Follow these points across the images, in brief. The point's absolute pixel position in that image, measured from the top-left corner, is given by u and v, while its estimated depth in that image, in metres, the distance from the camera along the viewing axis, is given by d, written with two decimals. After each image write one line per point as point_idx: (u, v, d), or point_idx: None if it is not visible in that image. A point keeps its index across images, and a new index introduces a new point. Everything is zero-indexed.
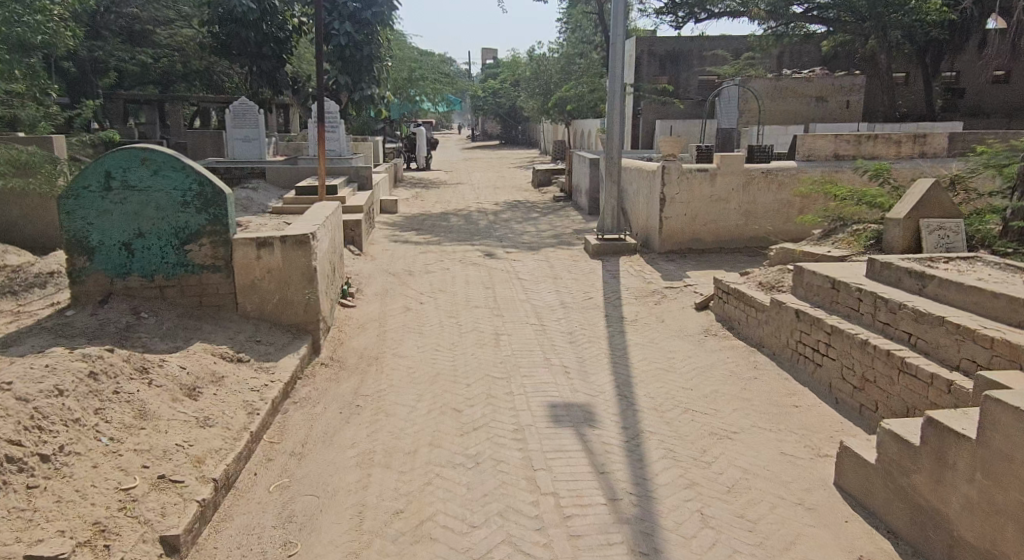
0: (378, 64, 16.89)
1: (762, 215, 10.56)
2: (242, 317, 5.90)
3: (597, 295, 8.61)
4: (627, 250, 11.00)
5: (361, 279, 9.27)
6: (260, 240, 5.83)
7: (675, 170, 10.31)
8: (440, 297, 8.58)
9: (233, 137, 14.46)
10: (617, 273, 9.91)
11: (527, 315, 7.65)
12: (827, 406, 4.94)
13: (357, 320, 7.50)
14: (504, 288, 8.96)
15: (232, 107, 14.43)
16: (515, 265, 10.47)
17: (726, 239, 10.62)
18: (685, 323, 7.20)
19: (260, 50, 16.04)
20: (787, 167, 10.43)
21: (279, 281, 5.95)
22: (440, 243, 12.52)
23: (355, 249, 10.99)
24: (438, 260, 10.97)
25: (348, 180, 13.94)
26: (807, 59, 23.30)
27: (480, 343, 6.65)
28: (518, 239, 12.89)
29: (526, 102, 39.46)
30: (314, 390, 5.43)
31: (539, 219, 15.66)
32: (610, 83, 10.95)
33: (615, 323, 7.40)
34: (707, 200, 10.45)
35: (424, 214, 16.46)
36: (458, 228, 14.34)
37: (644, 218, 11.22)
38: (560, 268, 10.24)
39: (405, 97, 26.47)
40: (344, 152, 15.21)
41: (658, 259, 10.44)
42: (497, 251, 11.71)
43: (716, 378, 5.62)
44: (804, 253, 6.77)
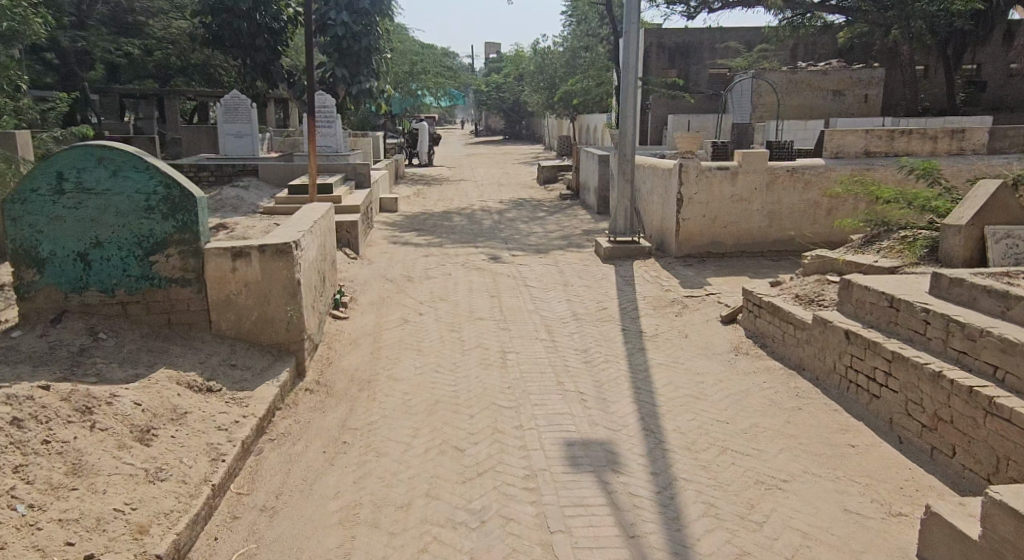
0: (377, 56, 16.19)
1: (786, 216, 9.85)
2: (216, 337, 5.21)
3: (612, 305, 7.94)
4: (641, 254, 10.32)
5: (356, 287, 8.60)
6: (235, 249, 5.15)
7: (693, 168, 9.61)
8: (441, 307, 7.90)
9: (225, 132, 13.78)
10: (631, 279, 9.23)
11: (536, 328, 6.97)
12: (890, 447, 4.25)
13: (349, 335, 6.82)
14: (510, 297, 8.29)
15: (223, 101, 13.57)
16: (521, 271, 9.79)
17: (748, 242, 9.92)
18: (710, 340, 6.52)
19: (253, 42, 15.34)
20: (814, 164, 9.71)
21: (259, 296, 5.25)
22: (442, 245, 11.85)
23: (351, 253, 10.33)
24: (439, 264, 10.30)
25: (345, 178, 13.27)
26: (821, 51, 22.65)
27: (485, 363, 5.97)
28: (524, 241, 12.21)
29: (530, 96, 38.78)
30: (296, 423, 4.75)
31: (546, 218, 14.98)
32: (623, 76, 10.22)
33: (632, 338, 6.72)
34: (727, 200, 9.74)
35: (426, 214, 15.80)
36: (461, 229, 13.66)
37: (659, 219, 10.52)
38: (570, 274, 9.56)
39: (407, 91, 25.79)
40: (342, 148, 14.51)
41: (675, 265, 9.74)
42: (502, 254, 11.04)
43: (754, 409, 4.93)
44: (847, 263, 6.07)
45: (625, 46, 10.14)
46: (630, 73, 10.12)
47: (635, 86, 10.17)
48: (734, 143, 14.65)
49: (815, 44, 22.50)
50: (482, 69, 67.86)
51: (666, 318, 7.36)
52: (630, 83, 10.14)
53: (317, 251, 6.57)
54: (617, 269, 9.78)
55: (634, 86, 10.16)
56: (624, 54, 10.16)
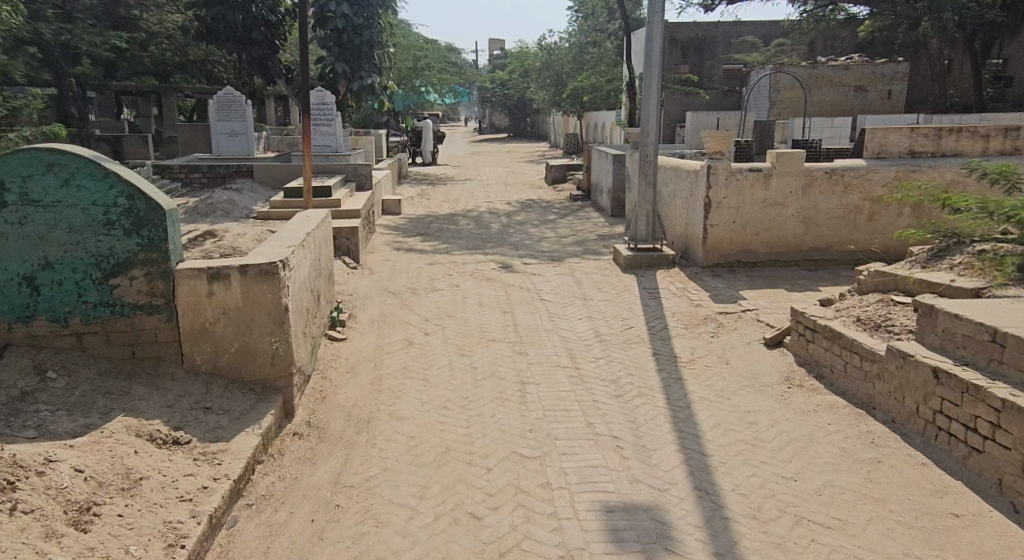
0: (379, 51, 15.42)
1: (825, 223, 9.10)
2: (189, 373, 4.44)
3: (638, 323, 7.19)
4: (663, 263, 9.57)
5: (357, 301, 7.88)
6: (212, 270, 4.39)
7: (723, 169, 8.89)
8: (448, 326, 7.13)
9: (218, 131, 12.99)
10: (656, 291, 8.49)
11: (557, 353, 6.19)
12: (1003, 518, 3.50)
13: (347, 360, 6.05)
14: (525, 313, 7.55)
15: (217, 97, 12.75)
16: (536, 282, 9.02)
17: (782, 251, 9.17)
18: (756, 369, 5.73)
19: (249, 36, 14.57)
20: (856, 166, 8.99)
21: (240, 324, 4.48)
22: (449, 252, 11.13)
23: (351, 262, 9.61)
24: (446, 273, 9.59)
25: (345, 180, 12.51)
26: (840, 45, 22.18)
27: (502, 398, 5.20)
28: (536, 247, 11.44)
29: (535, 93, 38.01)
30: (281, 479, 4.00)
31: (557, 221, 14.26)
32: (644, 71, 9.47)
33: (666, 365, 5.94)
34: (760, 205, 9.01)
35: (431, 216, 15.08)
36: (468, 233, 12.93)
37: (683, 225, 9.77)
38: (589, 286, 8.79)
39: (410, 88, 25.10)
40: (341, 148, 13.74)
41: (703, 276, 8.98)
42: (513, 261, 10.31)
43: (824, 460, 4.17)
44: (917, 283, 5.30)
45: (647, 38, 9.39)
46: (652, 68, 9.38)
47: (658, 82, 9.43)
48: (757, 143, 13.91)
49: (834, 38, 22.03)
50: (486, 66, 67.10)
51: (701, 340, 6.58)
52: (653, 78, 9.40)
53: (311, 267, 5.82)
54: (639, 280, 9.01)
55: (657, 82, 9.42)
56: (646, 47, 9.40)
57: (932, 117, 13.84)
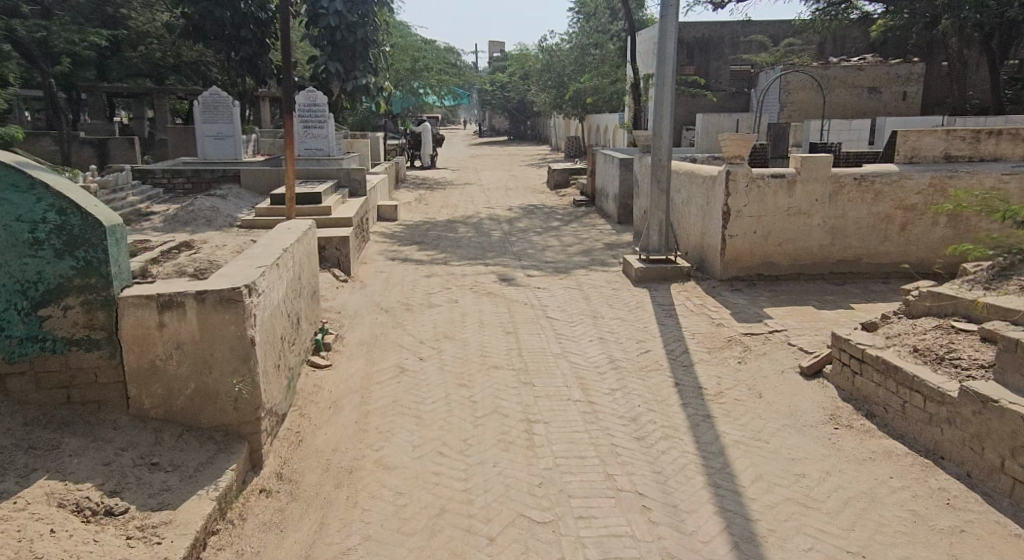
0: (374, 51, 14.76)
1: (853, 232, 8.45)
2: (135, 421, 3.73)
3: (655, 346, 6.50)
4: (678, 275, 8.90)
5: (345, 320, 7.21)
6: (163, 297, 3.70)
7: (743, 175, 8.24)
8: (444, 348, 6.46)
9: (203, 133, 12.29)
10: (671, 307, 7.82)
11: (567, 383, 5.51)
12: None
13: (329, 393, 5.35)
14: (529, 333, 6.87)
15: (202, 98, 12.09)
16: (541, 297, 8.33)
17: (806, 263, 8.52)
18: (794, 404, 5.04)
19: (237, 34, 13.87)
20: (887, 171, 8.33)
21: (197, 361, 3.78)
22: (447, 262, 10.47)
23: (341, 274, 8.95)
24: (444, 286, 8.92)
25: (338, 185, 11.83)
26: (852, 45, 21.54)
27: (507, 441, 4.52)
28: (539, 257, 10.77)
29: (536, 96, 37.39)
30: (242, 555, 3.33)
31: (561, 228, 13.60)
32: (657, 71, 8.79)
33: (691, 398, 5.24)
34: (782, 214, 8.37)
35: (429, 223, 14.43)
36: (468, 241, 12.27)
37: (699, 235, 9.12)
38: (598, 302, 8.10)
39: (408, 89, 24.45)
40: (334, 150, 13.04)
41: (722, 292, 8.30)
42: (516, 273, 9.63)
43: (890, 527, 3.51)
44: (986, 308, 4.64)
45: (660, 35, 8.71)
46: (665, 67, 8.70)
47: (672, 82, 8.75)
48: (772, 145, 13.27)
49: (845, 38, 21.46)
50: (486, 68, 66.53)
51: (726, 367, 5.88)
52: (666, 79, 8.73)
53: (289, 287, 5.13)
54: (652, 295, 8.33)
55: (671, 82, 8.74)
56: (659, 44, 8.72)
57: (956, 119, 13.23)
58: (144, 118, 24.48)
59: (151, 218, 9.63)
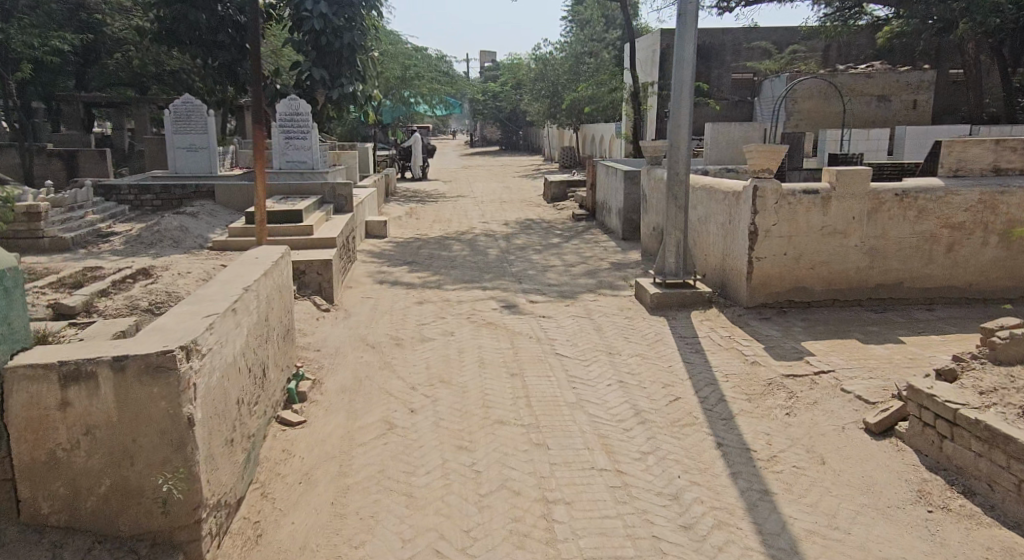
0: (361, 56, 13.87)
1: (893, 254, 7.59)
2: (27, 533, 2.80)
3: (684, 391, 5.60)
4: (697, 301, 8.03)
5: (325, 360, 6.29)
6: (69, 365, 2.80)
7: (772, 191, 7.40)
8: (441, 394, 5.57)
9: (175, 145, 11.35)
10: (695, 341, 6.94)
11: (588, 444, 4.61)
12: None
13: (301, 461, 4.40)
14: (537, 376, 5.96)
15: (173, 107, 11.14)
16: (547, 328, 7.44)
17: (841, 288, 7.66)
18: (866, 472, 4.15)
19: (213, 38, 12.93)
20: (931, 186, 7.49)
21: (115, 449, 2.87)
22: (440, 285, 9.57)
23: (322, 303, 8.03)
24: (437, 315, 8.03)
25: (321, 201, 10.92)
26: (857, 52, 20.83)
27: (522, 534, 3.63)
28: (541, 280, 9.88)
29: (528, 105, 36.58)
30: None
31: (562, 245, 12.75)
32: (674, 78, 7.95)
33: (739, 464, 4.34)
34: (815, 234, 7.53)
35: (420, 239, 13.54)
36: (463, 260, 11.38)
37: (720, 256, 8.24)
38: (612, 335, 7.21)
39: (398, 98, 23.56)
40: (317, 163, 12.07)
41: (750, 321, 7.43)
42: (517, 299, 8.74)
43: None
44: None
45: (677, 36, 7.87)
46: (683, 73, 7.86)
47: (690, 89, 7.91)
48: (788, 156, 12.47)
49: (850, 45, 20.82)
50: (478, 78, 65.84)
51: (772, 419, 4.99)
52: (684, 85, 7.88)
53: (251, 334, 4.18)
54: (672, 326, 7.45)
55: (690, 88, 7.90)
56: (677, 46, 7.87)
57: (982, 129, 12.54)
58: (123, 129, 23.52)
59: (110, 239, 8.68)
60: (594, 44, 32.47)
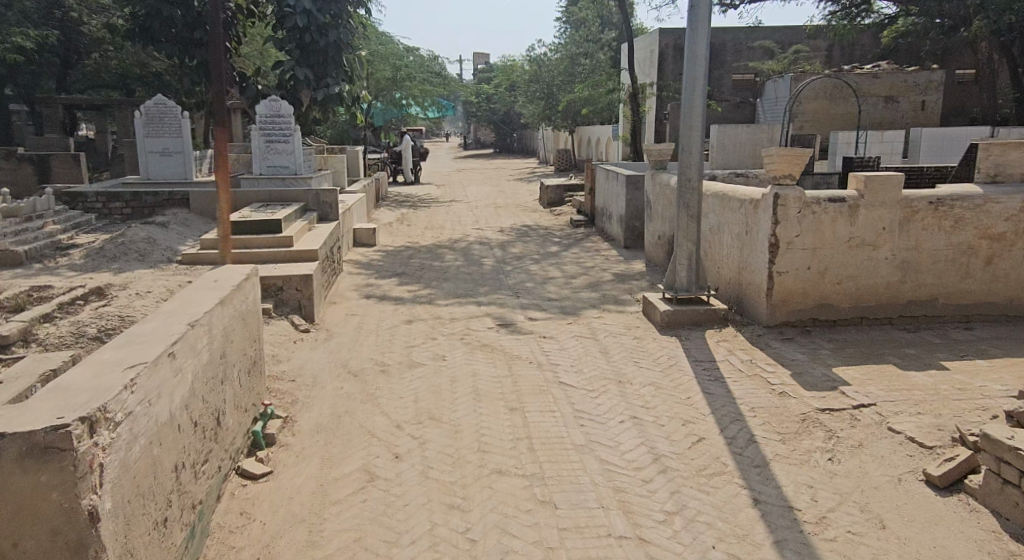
0: (348, 55, 13.19)
1: (928, 267, 6.93)
2: None
3: (707, 429, 4.92)
4: (712, 319, 7.36)
5: (300, 392, 5.60)
6: None
7: (795, 199, 6.74)
8: (431, 434, 4.90)
9: (148, 149, 10.64)
10: (712, 366, 6.28)
11: (601, 500, 3.95)
12: None
13: (263, 527, 3.73)
14: (539, 410, 5.28)
15: (145, 108, 10.44)
16: (548, 351, 6.76)
17: (870, 305, 7.00)
18: (936, 542, 3.50)
19: (191, 35, 12.17)
20: (970, 193, 6.84)
21: None
22: (432, 301, 8.90)
23: (301, 322, 7.34)
24: (428, 337, 7.36)
25: (304, 210, 10.24)
26: (860, 52, 20.27)
27: None
28: (540, 293, 9.20)
29: (522, 107, 35.86)
30: None
31: (561, 254, 12.08)
32: (685, 76, 7.29)
33: (783, 528, 3.68)
34: (842, 246, 6.87)
35: (411, 249, 12.87)
36: (456, 271, 10.70)
37: (737, 269, 7.57)
38: (621, 359, 6.53)
39: (389, 101, 22.87)
40: (300, 168, 11.32)
41: (772, 343, 6.77)
42: (514, 316, 8.06)
43: None
44: None
45: (689, 30, 7.20)
46: (695, 71, 7.20)
47: (703, 88, 7.24)
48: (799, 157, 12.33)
49: (854, 45, 20.22)
50: (471, 79, 65.07)
51: (813, 465, 4.32)
52: (696, 84, 7.22)
53: (203, 377, 3.51)
54: (686, 349, 6.78)
55: (703, 86, 7.24)
56: (689, 41, 7.20)
57: (1001, 130, 11.96)
58: (104, 134, 22.81)
59: (70, 252, 7.97)
60: (590, 45, 31.78)
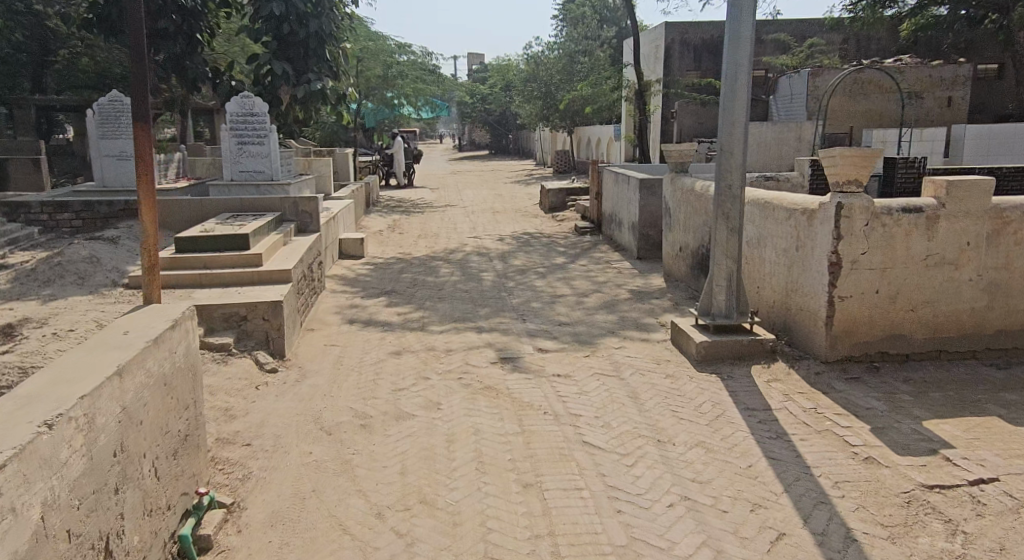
0: (331, 48, 11.95)
1: (1018, 290, 5.82)
2: None
3: (784, 516, 3.77)
4: (758, 351, 6.20)
5: (256, 463, 4.41)
6: None
7: (862, 210, 5.60)
8: (422, 529, 3.73)
9: (102, 153, 9.44)
10: (769, 416, 5.11)
11: None
12: None
13: None
14: (562, 489, 4.11)
15: (98, 107, 9.24)
16: (566, 396, 5.59)
17: (949, 336, 5.86)
18: None
19: (154, 26, 11.08)
20: None
21: None
22: (424, 327, 7.73)
23: (268, 359, 6.16)
24: (419, 375, 6.18)
25: (281, 221, 9.06)
26: (877, 47, 19.09)
27: None
28: (549, 316, 8.04)
29: (519, 106, 34.66)
30: None
31: (569, 266, 10.92)
32: (725, 65, 6.17)
33: None
34: (918, 265, 5.71)
35: (402, 261, 11.70)
36: (452, 288, 9.52)
37: (785, 293, 6.40)
38: (655, 406, 5.36)
39: (380, 100, 21.66)
40: (276, 174, 10.08)
41: (835, 384, 5.59)
42: (522, 347, 6.89)
43: None
44: None
45: (731, 10, 6.06)
46: (739, 59, 6.07)
47: (748, 78, 6.10)
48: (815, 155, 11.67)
49: (871, 39, 19.06)
50: (466, 77, 63.87)
51: None
52: (739, 74, 6.09)
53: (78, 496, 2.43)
54: (732, 392, 5.60)
55: (747, 78, 6.10)
56: (731, 24, 6.07)
57: None
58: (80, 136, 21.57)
59: None
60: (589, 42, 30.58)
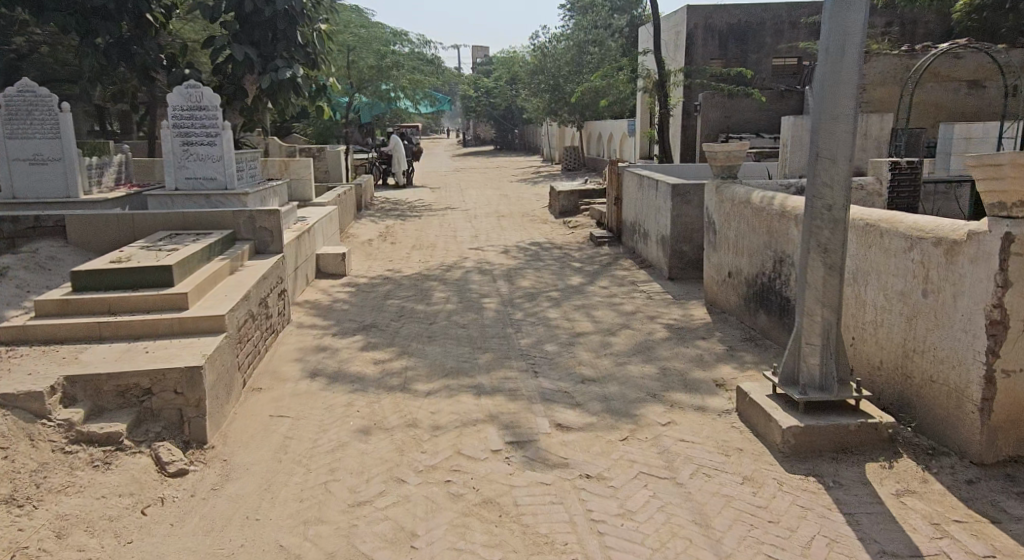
0: (305, 29, 10.10)
1: None
2: None
3: None
4: (872, 442, 4.36)
5: None
6: None
7: None
8: None
9: (12, 158, 7.95)
10: None
11: None
12: None
13: None
14: None
15: (4, 98, 7.82)
16: (604, 522, 3.78)
17: None
18: None
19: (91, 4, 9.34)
20: None
21: None
22: (407, 383, 5.91)
23: (178, 453, 4.33)
24: (391, 473, 4.36)
25: (233, 241, 7.26)
26: (924, 31, 17.21)
27: None
28: (568, 367, 6.20)
29: (525, 100, 32.79)
30: None
31: (588, 288, 9.10)
32: (826, 31, 4.31)
33: None
34: None
35: (390, 280, 9.90)
36: (445, 321, 7.72)
37: (905, 352, 4.56)
38: (741, 546, 3.55)
39: (373, 94, 19.85)
40: (231, 183, 8.24)
41: (1005, 506, 3.75)
42: (535, 421, 5.07)
43: None
44: None
45: None
46: (848, 21, 4.21)
47: (861, 47, 4.23)
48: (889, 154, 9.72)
49: (916, 22, 17.16)
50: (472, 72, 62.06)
51: None
52: (850, 42, 4.23)
53: None
54: (850, 516, 3.76)
55: (859, 47, 4.24)
56: None
57: None
58: None
59: None
60: (598, 32, 28.61)
